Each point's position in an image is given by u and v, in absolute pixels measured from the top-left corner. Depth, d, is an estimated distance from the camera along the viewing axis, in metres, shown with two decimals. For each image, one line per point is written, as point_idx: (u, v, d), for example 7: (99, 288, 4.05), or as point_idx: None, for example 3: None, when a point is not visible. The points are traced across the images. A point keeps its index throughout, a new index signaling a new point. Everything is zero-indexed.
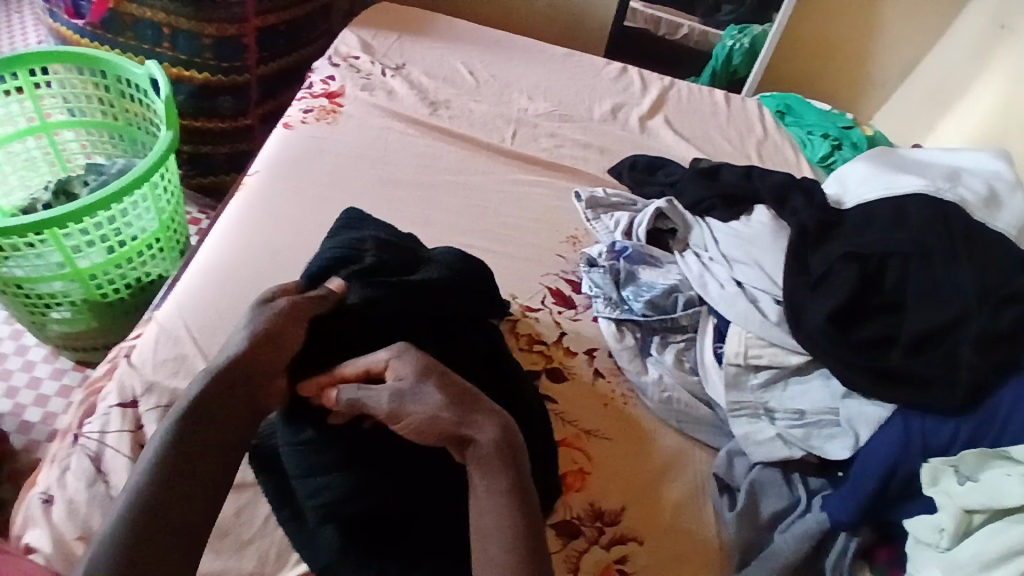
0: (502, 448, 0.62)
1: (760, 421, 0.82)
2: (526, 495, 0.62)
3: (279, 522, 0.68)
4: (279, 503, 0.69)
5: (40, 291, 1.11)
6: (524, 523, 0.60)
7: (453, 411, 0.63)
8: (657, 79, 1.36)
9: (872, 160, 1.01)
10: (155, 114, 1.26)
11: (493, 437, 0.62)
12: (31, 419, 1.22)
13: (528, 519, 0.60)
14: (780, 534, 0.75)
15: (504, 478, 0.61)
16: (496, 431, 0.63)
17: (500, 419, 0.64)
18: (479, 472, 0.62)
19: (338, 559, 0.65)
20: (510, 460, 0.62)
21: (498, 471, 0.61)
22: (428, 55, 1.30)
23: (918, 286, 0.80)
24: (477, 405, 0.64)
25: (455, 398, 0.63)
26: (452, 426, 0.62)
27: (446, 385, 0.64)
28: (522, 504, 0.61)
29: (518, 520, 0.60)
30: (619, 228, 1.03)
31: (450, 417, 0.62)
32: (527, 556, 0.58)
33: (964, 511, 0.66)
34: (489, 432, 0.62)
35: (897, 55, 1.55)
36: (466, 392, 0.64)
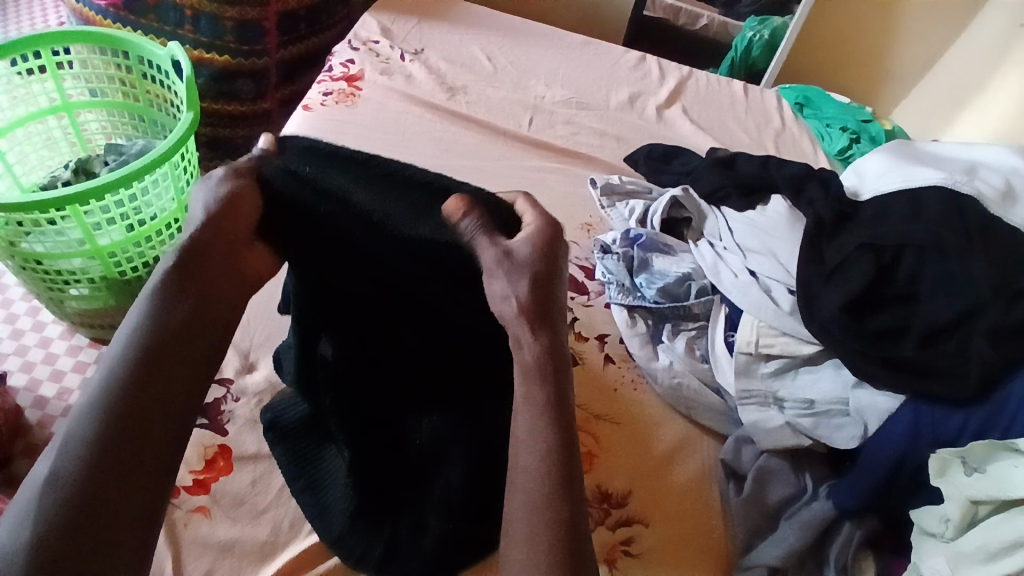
0: (546, 364, 0.63)
1: (770, 409, 0.82)
2: (569, 422, 0.61)
3: (293, 493, 0.71)
4: (292, 474, 0.72)
5: (60, 267, 1.14)
6: (564, 459, 0.59)
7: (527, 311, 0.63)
8: (676, 69, 1.35)
9: (890, 152, 1.00)
10: (176, 96, 1.28)
11: (540, 349, 0.63)
12: (46, 394, 1.25)
13: (569, 457, 0.60)
14: (785, 522, 0.76)
15: (542, 396, 0.61)
16: (545, 346, 0.63)
17: (553, 337, 0.64)
18: (524, 384, 0.63)
19: (347, 530, 0.68)
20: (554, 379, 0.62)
21: (539, 386, 0.62)
22: (447, 41, 1.30)
23: (931, 277, 0.80)
24: (550, 324, 0.64)
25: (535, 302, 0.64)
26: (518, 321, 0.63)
27: (541, 283, 0.64)
28: (562, 430, 0.61)
29: (558, 456, 0.59)
30: (633, 215, 1.03)
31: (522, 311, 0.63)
32: (555, 495, 0.58)
33: (970, 501, 0.66)
34: (542, 343, 0.63)
35: (916, 49, 1.52)
36: (547, 306, 0.65)
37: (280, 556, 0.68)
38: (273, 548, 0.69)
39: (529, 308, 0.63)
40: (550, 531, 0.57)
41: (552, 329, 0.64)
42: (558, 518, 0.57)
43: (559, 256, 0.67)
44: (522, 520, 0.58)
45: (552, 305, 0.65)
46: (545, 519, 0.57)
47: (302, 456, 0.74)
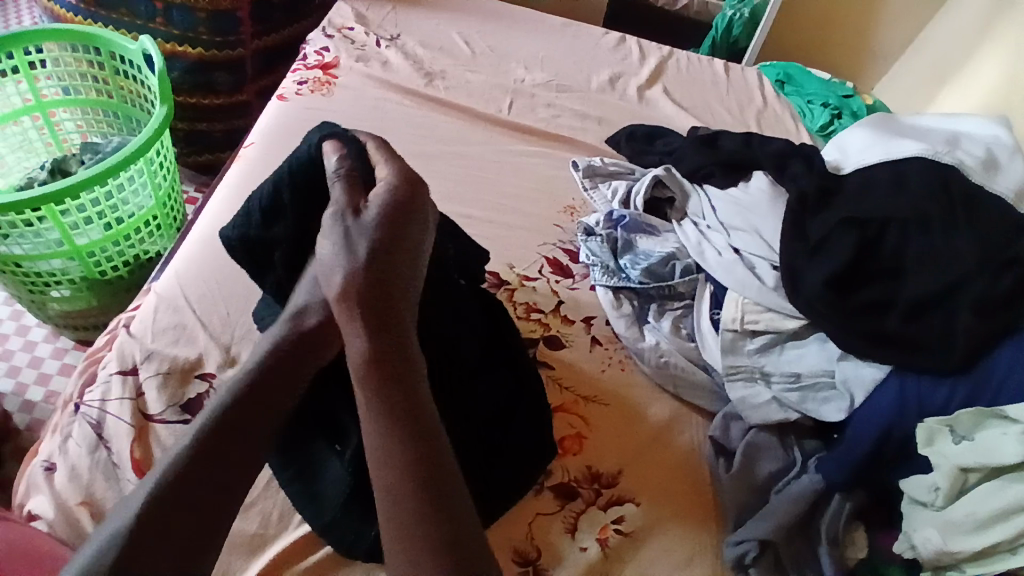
0: (372, 363, 0.60)
1: (756, 384, 0.82)
2: (413, 431, 0.59)
3: (282, 483, 0.70)
4: (281, 465, 0.70)
5: (40, 269, 1.12)
6: (422, 490, 0.58)
7: (355, 305, 0.61)
8: (656, 49, 1.34)
9: (871, 126, 1.00)
10: (149, 91, 1.25)
11: (365, 349, 0.60)
12: (32, 398, 1.23)
13: (429, 484, 0.58)
14: (776, 495, 0.76)
15: (380, 405, 0.59)
16: (372, 344, 0.60)
17: (384, 332, 0.61)
18: (367, 392, 0.60)
19: (342, 517, 0.68)
20: (383, 384, 0.60)
21: (379, 392, 0.60)
22: (423, 26, 1.28)
23: (916, 249, 0.80)
24: (393, 323, 0.61)
25: (359, 291, 0.61)
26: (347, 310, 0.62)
27: (379, 258, 0.62)
28: (407, 443, 0.59)
29: (411, 482, 0.58)
30: (616, 197, 1.03)
31: (347, 298, 0.61)
32: (410, 524, 0.57)
33: (960, 470, 0.67)
34: (362, 345, 0.60)
35: (900, 26, 1.53)
36: (381, 288, 0.61)
37: (271, 548, 0.68)
38: (264, 540, 0.68)
39: (359, 294, 0.61)
40: (419, 547, 0.56)
41: (393, 332, 0.61)
42: (425, 546, 0.56)
43: (421, 213, 0.67)
44: (389, 541, 0.58)
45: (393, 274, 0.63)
46: (410, 545, 0.57)
47: (292, 451, 0.71)
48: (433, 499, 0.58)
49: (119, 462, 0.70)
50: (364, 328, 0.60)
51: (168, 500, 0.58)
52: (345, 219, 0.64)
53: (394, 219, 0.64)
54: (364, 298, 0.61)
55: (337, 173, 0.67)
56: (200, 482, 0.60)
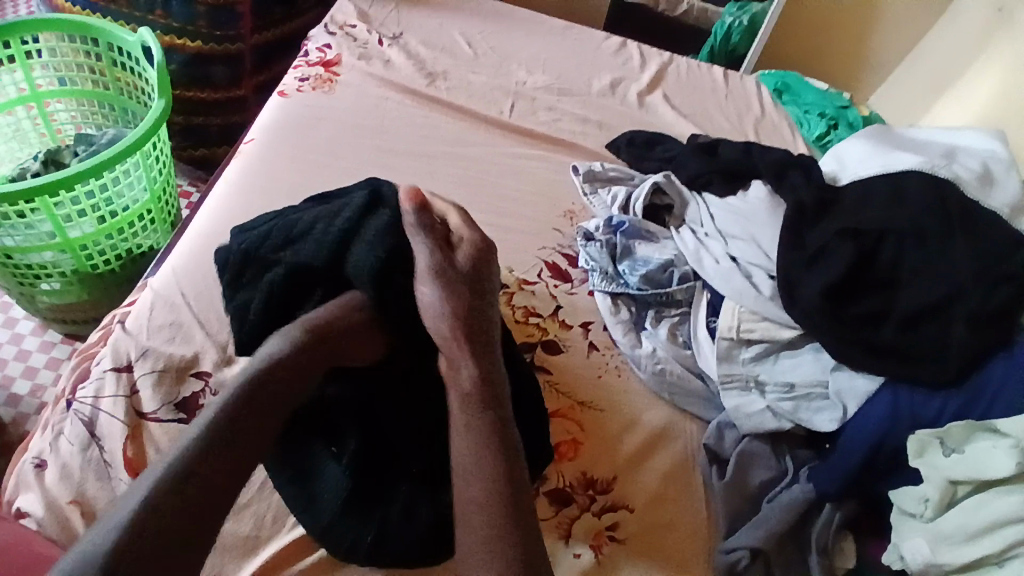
0: (482, 386, 0.69)
1: (751, 393, 0.83)
2: (506, 450, 0.66)
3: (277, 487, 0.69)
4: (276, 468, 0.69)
5: (31, 261, 1.11)
6: (509, 499, 0.64)
7: (455, 338, 0.70)
8: (657, 55, 1.35)
9: (869, 138, 1.01)
10: (147, 83, 1.24)
11: (472, 374, 0.69)
12: (20, 391, 1.22)
13: (515, 494, 0.64)
14: (768, 504, 0.77)
15: (479, 426, 0.67)
16: (481, 369, 0.70)
17: (484, 364, 0.70)
18: (462, 407, 0.68)
19: (338, 519, 0.68)
20: (488, 409, 0.68)
21: (479, 413, 0.67)
22: (426, 25, 1.28)
23: (911, 263, 0.81)
24: (489, 351, 0.71)
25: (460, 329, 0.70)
26: (450, 344, 0.70)
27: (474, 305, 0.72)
28: (503, 461, 0.66)
29: (504, 491, 0.64)
30: (616, 202, 1.03)
31: (452, 334, 0.70)
32: (502, 529, 0.62)
33: (949, 482, 0.68)
34: (471, 370, 0.69)
35: (894, 37, 1.54)
36: (483, 325, 0.72)
37: (263, 550, 0.68)
38: (257, 542, 0.68)
39: (462, 330, 0.70)
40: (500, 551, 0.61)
41: (492, 362, 0.71)
42: (504, 551, 0.61)
43: (494, 267, 0.77)
44: (469, 543, 0.62)
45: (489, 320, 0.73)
46: (494, 544, 0.61)
47: (286, 451, 0.70)
48: (519, 506, 0.64)
49: (111, 462, 0.70)
50: (464, 358, 0.70)
51: (170, 493, 0.57)
52: (441, 269, 0.72)
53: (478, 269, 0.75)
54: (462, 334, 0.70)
55: (417, 229, 0.73)
56: (209, 480, 0.60)
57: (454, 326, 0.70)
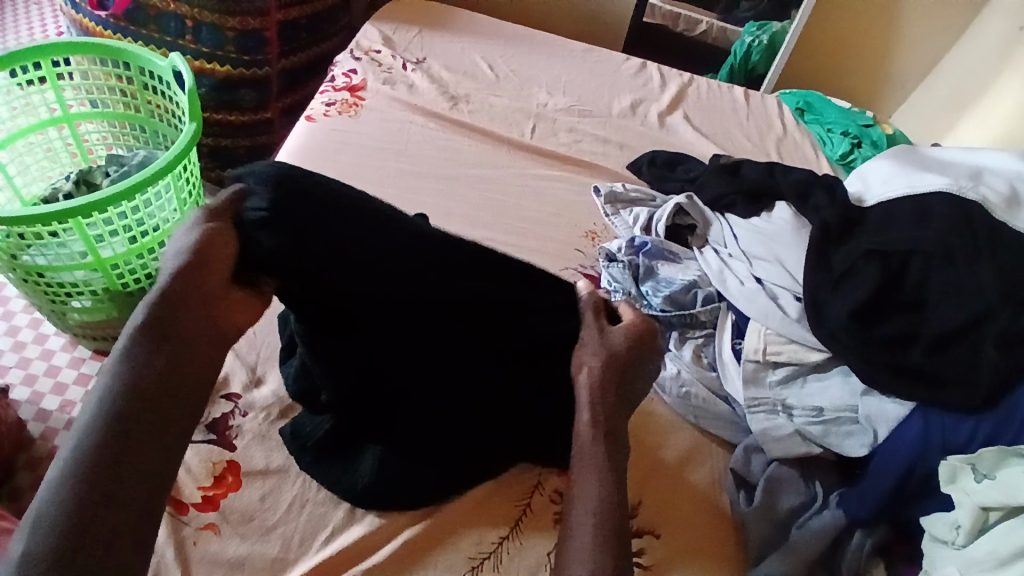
0: (609, 425, 0.66)
1: (778, 416, 0.82)
2: (620, 478, 0.64)
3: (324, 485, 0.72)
4: (320, 466, 0.73)
5: (63, 280, 1.14)
6: (616, 527, 0.59)
7: (607, 377, 0.68)
8: (676, 75, 1.35)
9: (894, 158, 1.00)
10: (178, 107, 1.28)
11: (597, 417, 0.66)
12: (49, 407, 1.24)
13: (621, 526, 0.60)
14: (797, 530, 0.75)
15: (601, 455, 0.64)
16: (607, 411, 0.67)
17: (620, 405, 0.68)
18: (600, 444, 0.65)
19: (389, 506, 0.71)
20: (610, 438, 0.66)
21: (613, 448, 0.65)
22: (448, 49, 1.30)
23: (940, 284, 0.80)
24: (626, 396, 0.69)
25: (615, 369, 0.69)
26: (595, 393, 0.68)
27: (628, 359, 0.70)
28: (618, 486, 0.63)
29: (614, 521, 0.60)
30: (638, 223, 1.03)
31: (595, 382, 0.68)
32: (606, 548, 0.57)
33: (981, 509, 0.65)
34: (596, 412, 0.67)
35: (915, 56, 1.54)
36: (627, 381, 0.69)
37: (289, 572, 0.67)
38: (283, 564, 0.68)
39: (601, 377, 0.68)
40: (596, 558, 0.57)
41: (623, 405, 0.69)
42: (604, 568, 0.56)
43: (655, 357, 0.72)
44: (578, 558, 0.57)
45: (637, 376, 0.70)
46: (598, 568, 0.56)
47: (331, 449, 0.74)
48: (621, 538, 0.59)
49: None
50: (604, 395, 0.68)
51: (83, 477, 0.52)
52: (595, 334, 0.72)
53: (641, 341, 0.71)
54: (618, 376, 0.69)
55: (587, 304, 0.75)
56: (124, 457, 0.54)
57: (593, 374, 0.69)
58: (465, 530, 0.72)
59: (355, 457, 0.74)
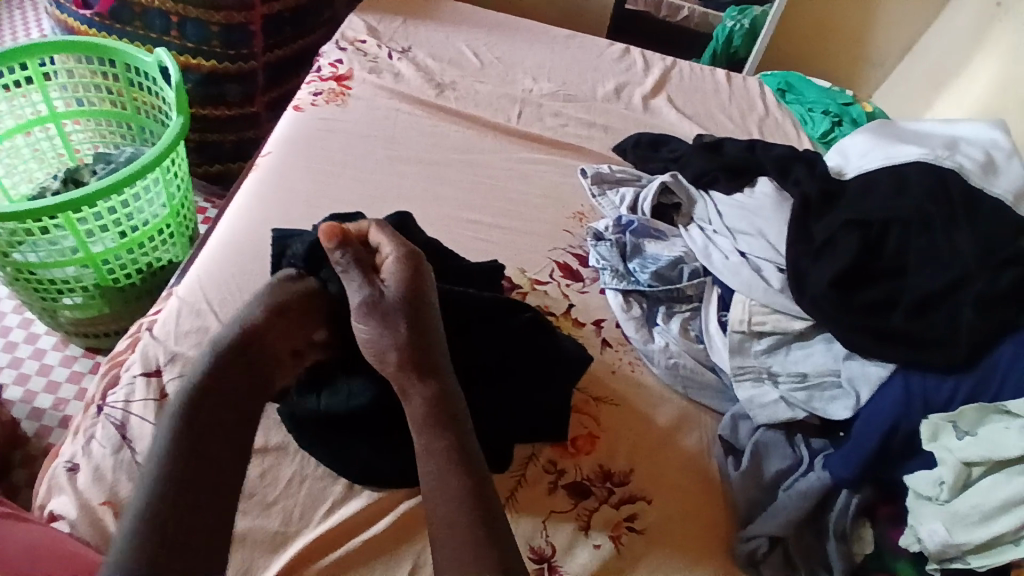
0: (434, 409, 0.69)
1: (764, 384, 0.84)
2: (465, 453, 0.67)
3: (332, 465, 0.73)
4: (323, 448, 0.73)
5: (54, 277, 1.14)
6: (477, 505, 0.64)
7: (396, 371, 0.71)
8: (659, 59, 1.37)
9: (872, 131, 1.02)
10: (164, 102, 1.29)
11: (426, 396, 0.69)
12: (42, 406, 1.25)
13: (486, 504, 0.65)
14: (784, 492, 0.78)
15: (439, 439, 0.67)
16: (429, 393, 0.69)
17: (437, 391, 0.70)
18: (422, 424, 0.68)
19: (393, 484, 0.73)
20: (448, 418, 0.68)
21: (433, 430, 0.68)
22: (433, 38, 1.31)
23: (918, 251, 0.82)
24: (431, 369, 0.71)
25: (406, 355, 0.70)
26: (397, 366, 0.71)
27: (412, 323, 0.72)
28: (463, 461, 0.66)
29: (468, 500, 0.64)
30: (624, 203, 1.05)
31: (394, 360, 0.70)
32: (470, 519, 0.63)
33: (963, 464, 0.68)
34: (421, 397, 0.69)
35: (893, 33, 1.56)
36: (423, 349, 0.71)
37: (292, 544, 0.69)
38: (285, 538, 0.69)
39: (403, 358, 0.70)
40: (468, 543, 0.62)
41: (434, 371, 0.71)
42: (483, 550, 0.61)
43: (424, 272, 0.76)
44: (444, 535, 0.63)
45: (431, 335, 0.72)
46: (463, 540, 0.62)
47: (331, 440, 0.74)
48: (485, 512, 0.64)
49: (142, 462, 0.72)
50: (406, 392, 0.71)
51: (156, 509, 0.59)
52: (372, 290, 0.73)
53: (407, 283, 0.73)
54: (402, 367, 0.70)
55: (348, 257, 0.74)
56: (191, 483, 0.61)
57: (400, 352, 0.70)
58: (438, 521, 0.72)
59: (350, 443, 0.74)
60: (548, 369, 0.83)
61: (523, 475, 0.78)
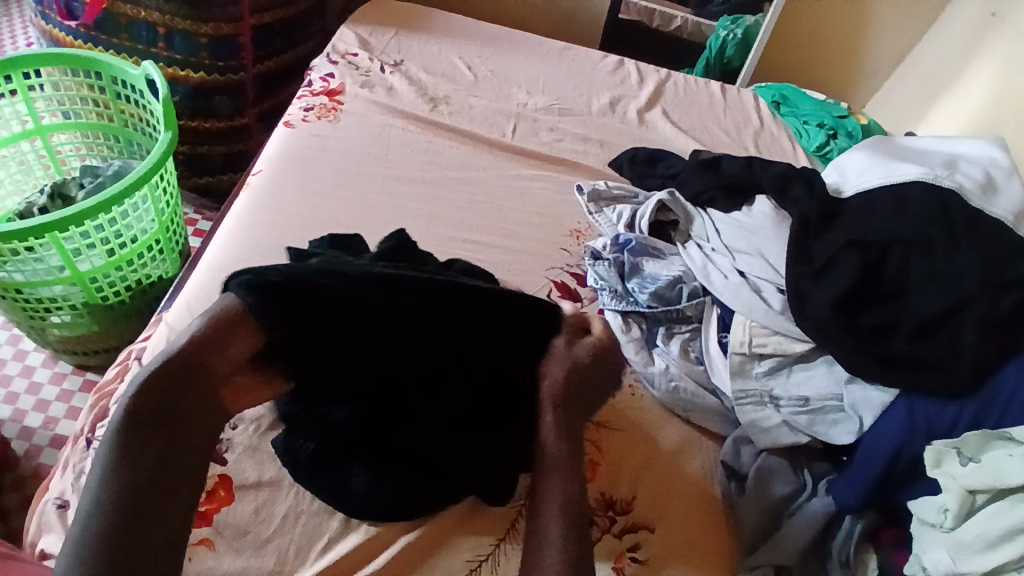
0: (565, 433, 0.67)
1: (766, 407, 0.83)
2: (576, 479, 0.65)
3: (327, 500, 0.71)
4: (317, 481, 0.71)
5: (41, 296, 1.11)
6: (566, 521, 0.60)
7: (548, 397, 0.69)
8: (653, 72, 1.36)
9: (870, 149, 1.02)
10: (152, 115, 1.26)
11: (558, 421, 0.67)
12: (32, 424, 1.21)
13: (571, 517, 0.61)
14: (788, 519, 0.77)
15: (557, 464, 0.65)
16: (557, 418, 0.67)
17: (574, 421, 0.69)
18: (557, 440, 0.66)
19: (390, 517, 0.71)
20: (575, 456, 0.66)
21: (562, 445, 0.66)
22: (426, 51, 1.29)
23: (918, 274, 0.82)
24: (571, 402, 0.69)
25: (554, 388, 0.69)
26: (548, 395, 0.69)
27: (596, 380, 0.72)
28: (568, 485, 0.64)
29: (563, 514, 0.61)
30: (621, 220, 1.04)
31: (551, 390, 0.69)
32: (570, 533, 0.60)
33: (967, 492, 0.67)
34: (551, 418, 0.67)
35: (886, 45, 1.57)
36: (573, 389, 0.70)
37: None
38: None
39: (558, 389, 0.69)
40: (566, 548, 0.59)
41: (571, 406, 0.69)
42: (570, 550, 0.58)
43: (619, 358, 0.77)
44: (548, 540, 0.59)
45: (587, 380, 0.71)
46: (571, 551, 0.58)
47: (325, 474, 0.71)
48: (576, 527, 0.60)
49: None
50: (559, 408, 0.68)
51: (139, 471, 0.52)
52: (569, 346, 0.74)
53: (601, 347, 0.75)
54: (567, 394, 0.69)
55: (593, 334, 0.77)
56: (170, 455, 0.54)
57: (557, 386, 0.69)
58: (459, 535, 0.72)
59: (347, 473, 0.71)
60: None
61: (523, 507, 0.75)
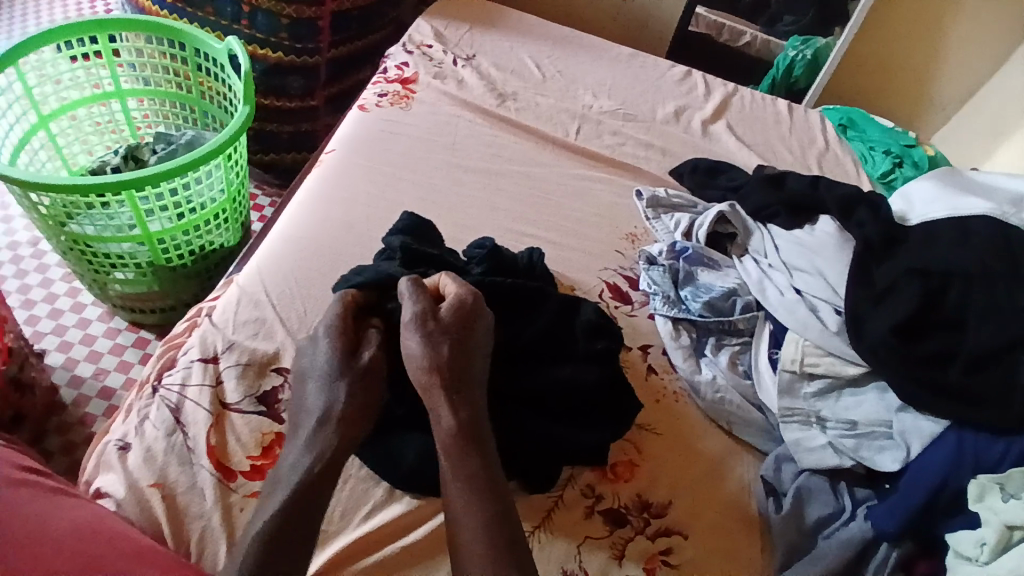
0: (462, 433, 0.71)
1: (812, 428, 0.82)
2: (492, 479, 0.69)
3: (376, 469, 0.73)
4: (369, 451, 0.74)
5: (109, 251, 1.17)
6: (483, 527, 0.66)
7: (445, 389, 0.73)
8: (721, 85, 1.36)
9: (939, 179, 1.00)
10: (230, 90, 1.31)
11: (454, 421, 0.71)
12: (83, 374, 1.28)
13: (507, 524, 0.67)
14: (825, 540, 0.76)
15: (473, 463, 0.69)
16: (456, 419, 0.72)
17: (470, 406, 0.73)
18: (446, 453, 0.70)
19: (433, 491, 0.73)
20: (479, 445, 0.70)
21: (462, 454, 0.69)
22: (498, 47, 1.32)
23: (981, 306, 0.80)
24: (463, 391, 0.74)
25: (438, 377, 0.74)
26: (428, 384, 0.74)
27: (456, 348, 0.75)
28: (489, 490, 0.68)
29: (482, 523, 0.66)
30: (679, 228, 1.04)
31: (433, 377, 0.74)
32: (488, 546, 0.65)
33: (1006, 527, 0.65)
34: (448, 418, 0.72)
35: (957, 78, 1.52)
36: (461, 372, 0.74)
37: (329, 545, 0.69)
38: (325, 535, 0.70)
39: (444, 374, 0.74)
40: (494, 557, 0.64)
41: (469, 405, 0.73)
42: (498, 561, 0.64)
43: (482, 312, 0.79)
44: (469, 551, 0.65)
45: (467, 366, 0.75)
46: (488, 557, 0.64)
47: (378, 443, 0.74)
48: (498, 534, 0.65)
49: (193, 447, 0.73)
50: (446, 401, 0.73)
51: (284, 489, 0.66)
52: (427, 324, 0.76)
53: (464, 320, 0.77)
54: (455, 373, 0.74)
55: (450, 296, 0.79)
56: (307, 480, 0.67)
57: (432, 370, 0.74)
58: None
59: (398, 444, 0.74)
60: (617, 390, 0.82)
61: (560, 497, 0.77)
